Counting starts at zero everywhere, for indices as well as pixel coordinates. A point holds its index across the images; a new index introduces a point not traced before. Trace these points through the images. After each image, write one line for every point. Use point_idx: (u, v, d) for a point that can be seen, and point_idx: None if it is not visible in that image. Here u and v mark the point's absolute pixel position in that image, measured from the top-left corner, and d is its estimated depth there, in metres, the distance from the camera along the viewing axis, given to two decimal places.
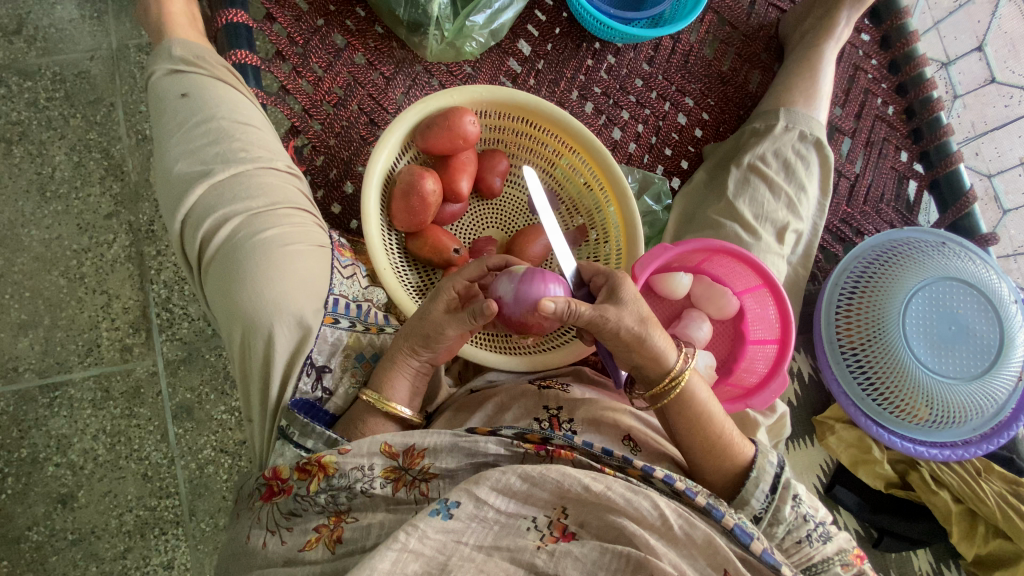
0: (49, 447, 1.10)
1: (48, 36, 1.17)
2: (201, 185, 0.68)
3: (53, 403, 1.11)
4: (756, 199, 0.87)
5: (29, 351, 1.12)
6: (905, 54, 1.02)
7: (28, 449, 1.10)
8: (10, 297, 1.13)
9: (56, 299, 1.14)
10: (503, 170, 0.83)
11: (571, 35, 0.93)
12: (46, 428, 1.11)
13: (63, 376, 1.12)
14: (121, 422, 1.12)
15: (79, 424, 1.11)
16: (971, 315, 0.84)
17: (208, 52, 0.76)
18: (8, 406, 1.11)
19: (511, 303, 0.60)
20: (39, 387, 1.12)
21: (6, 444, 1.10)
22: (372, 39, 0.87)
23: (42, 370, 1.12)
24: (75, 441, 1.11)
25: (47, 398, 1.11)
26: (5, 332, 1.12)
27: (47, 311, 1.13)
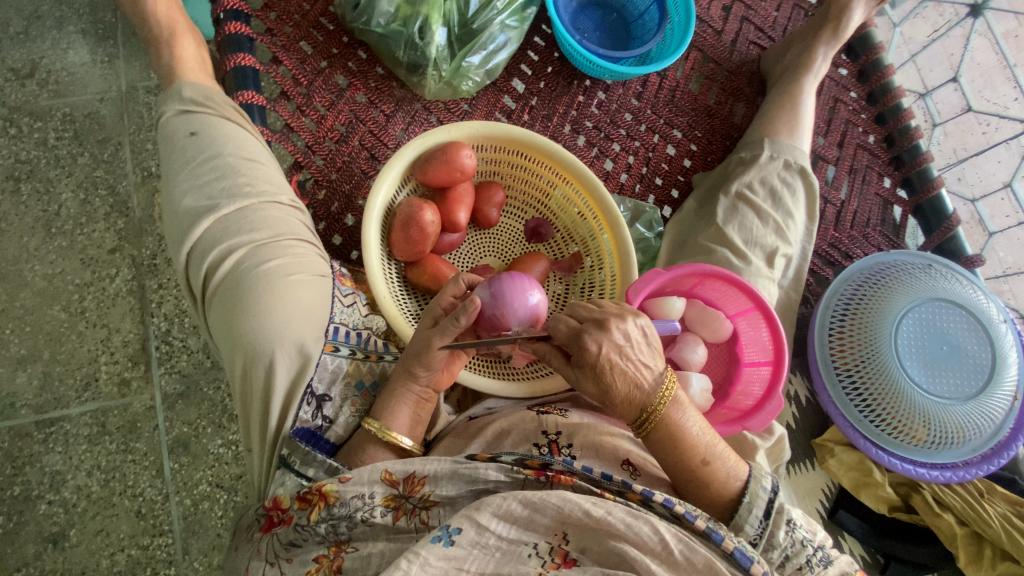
0: (42, 485, 1.09)
1: (60, 79, 1.22)
2: (209, 219, 0.70)
3: (49, 438, 1.11)
4: (744, 225, 0.90)
5: (27, 387, 1.13)
6: (881, 86, 1.07)
7: (21, 487, 1.09)
8: (12, 333, 1.14)
9: (57, 333, 1.15)
10: (500, 201, 0.86)
11: (562, 73, 0.98)
12: (41, 464, 1.10)
13: (60, 412, 1.12)
14: (116, 457, 1.12)
15: (74, 460, 1.11)
16: (962, 335, 0.85)
17: (216, 93, 0.80)
18: (2, 443, 1.10)
19: (491, 299, 0.63)
20: (35, 423, 1.11)
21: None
22: (374, 79, 0.91)
23: (39, 407, 1.12)
24: (69, 478, 1.10)
25: (43, 433, 1.11)
26: (6, 367, 1.13)
27: (47, 345, 1.14)
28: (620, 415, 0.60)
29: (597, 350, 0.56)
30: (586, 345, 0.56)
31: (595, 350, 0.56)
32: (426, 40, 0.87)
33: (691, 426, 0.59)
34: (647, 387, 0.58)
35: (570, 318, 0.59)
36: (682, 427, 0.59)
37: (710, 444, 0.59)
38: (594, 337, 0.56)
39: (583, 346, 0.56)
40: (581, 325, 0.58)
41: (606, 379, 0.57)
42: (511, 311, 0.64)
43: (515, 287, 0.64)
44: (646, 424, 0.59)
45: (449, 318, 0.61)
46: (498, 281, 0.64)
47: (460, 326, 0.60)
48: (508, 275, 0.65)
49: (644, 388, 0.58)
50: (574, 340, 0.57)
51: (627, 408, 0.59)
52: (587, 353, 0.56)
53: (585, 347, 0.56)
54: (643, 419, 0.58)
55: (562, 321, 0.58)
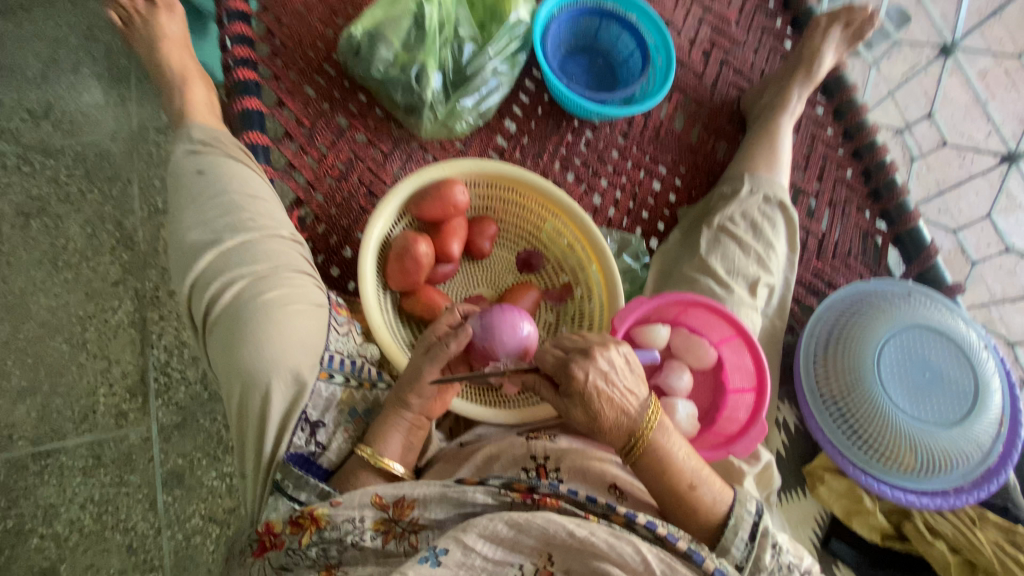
0: (36, 517, 1.12)
1: (73, 119, 1.28)
2: (212, 252, 0.73)
3: (44, 471, 1.14)
4: (727, 256, 0.93)
5: (25, 419, 1.15)
6: (856, 124, 1.12)
7: (14, 520, 1.11)
8: (13, 364, 1.17)
9: (57, 365, 1.18)
10: (492, 234, 0.90)
11: (552, 114, 1.03)
12: (35, 497, 1.12)
13: (57, 444, 1.15)
14: (110, 490, 1.14)
15: (68, 493, 1.13)
16: (943, 361, 0.87)
17: (224, 134, 0.85)
18: None
19: (482, 331, 0.66)
20: (31, 455, 1.14)
21: None
22: (373, 120, 0.97)
23: (35, 439, 1.15)
24: (62, 511, 1.12)
25: (38, 466, 1.14)
26: (5, 399, 1.16)
27: (47, 378, 1.18)
28: (609, 441, 0.62)
29: (584, 377, 0.58)
30: (573, 372, 0.58)
31: (582, 378, 0.58)
32: (422, 84, 0.92)
33: (678, 452, 0.61)
34: (633, 413, 0.60)
35: (556, 348, 0.61)
36: (668, 452, 0.60)
37: (696, 469, 0.60)
38: (581, 366, 0.58)
39: (570, 374, 0.58)
40: (567, 354, 0.60)
41: (596, 407, 0.59)
42: (501, 342, 0.66)
43: (506, 319, 0.66)
44: (634, 448, 0.60)
45: (441, 342, 0.64)
46: (490, 315, 0.66)
47: (449, 353, 0.64)
48: (501, 307, 0.67)
49: (631, 414, 0.60)
50: (562, 371, 0.59)
51: (616, 435, 0.60)
52: (574, 382, 0.58)
53: (573, 375, 0.58)
54: (631, 444, 0.60)
55: (547, 352, 0.60)
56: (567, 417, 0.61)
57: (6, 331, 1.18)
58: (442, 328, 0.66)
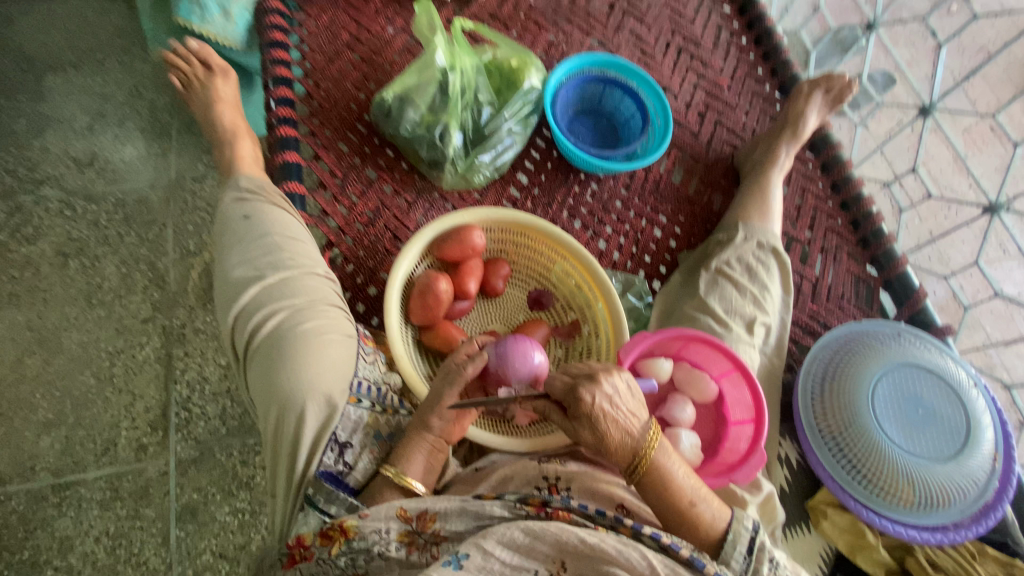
0: (51, 550, 1.15)
1: (115, 169, 1.42)
2: (255, 287, 0.82)
3: (62, 502, 1.18)
4: (724, 297, 1.00)
5: (49, 450, 1.21)
6: (843, 178, 1.21)
7: (30, 551, 1.14)
8: (41, 397, 1.24)
9: (84, 397, 1.25)
10: (505, 274, 0.98)
11: (561, 169, 1.14)
12: (52, 528, 1.16)
13: (77, 475, 1.20)
14: (125, 524, 1.18)
15: (84, 525, 1.17)
16: (935, 398, 0.92)
17: (268, 184, 0.95)
18: (18, 505, 1.17)
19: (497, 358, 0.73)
20: (51, 486, 1.19)
21: (10, 545, 1.14)
22: (399, 173, 1.07)
23: (57, 470, 1.20)
24: (77, 543, 1.16)
25: (57, 497, 1.18)
26: (30, 430, 1.22)
27: (73, 410, 1.24)
28: (614, 461, 0.66)
29: (592, 400, 0.63)
30: (582, 395, 0.64)
31: (588, 401, 0.63)
32: (444, 143, 1.03)
33: (677, 471, 0.65)
34: (636, 434, 0.65)
35: (563, 375, 0.67)
36: (669, 471, 0.64)
37: (695, 488, 0.65)
38: (588, 389, 0.64)
39: (579, 397, 0.64)
40: (575, 379, 0.65)
41: (602, 428, 0.64)
42: (511, 367, 0.73)
43: (517, 348, 0.73)
44: (638, 468, 0.64)
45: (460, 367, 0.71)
46: (503, 344, 0.73)
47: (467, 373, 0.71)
48: (513, 337, 0.74)
49: (634, 435, 0.65)
50: (570, 396, 0.65)
51: (621, 455, 0.65)
52: (581, 405, 0.64)
53: (581, 398, 0.64)
54: (635, 462, 0.64)
55: (557, 379, 0.66)
56: (576, 438, 0.66)
57: (37, 364, 1.26)
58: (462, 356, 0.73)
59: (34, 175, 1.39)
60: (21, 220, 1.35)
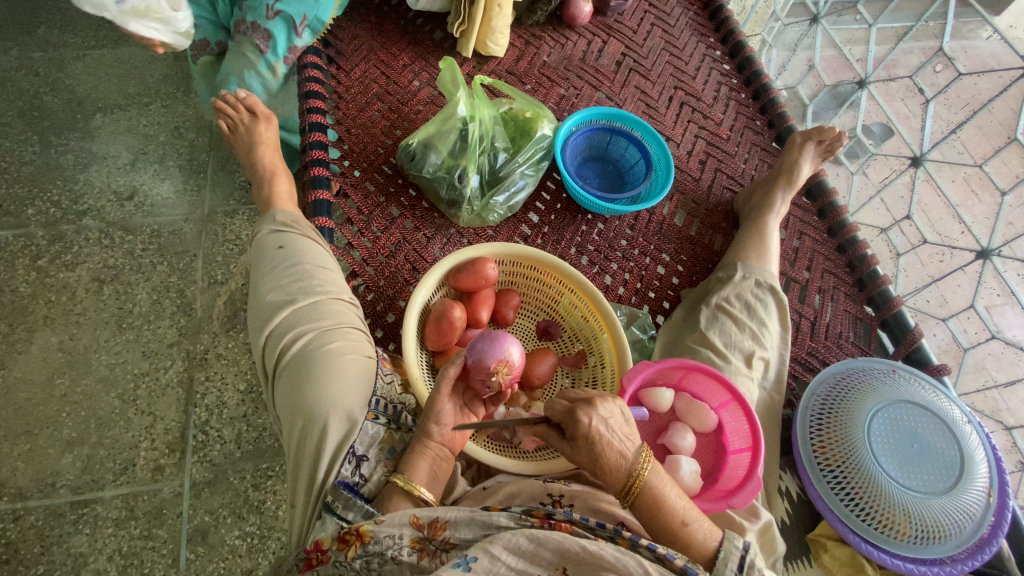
0: (63, 566, 1.18)
1: (153, 203, 1.53)
2: (287, 310, 0.89)
3: (78, 520, 1.22)
4: (724, 331, 1.05)
5: (69, 468, 1.26)
6: (839, 222, 1.28)
7: (44, 567, 1.18)
8: (67, 416, 1.31)
9: (107, 418, 1.32)
10: (516, 304, 1.05)
11: (569, 209, 1.22)
12: (67, 545, 1.20)
13: (95, 493, 1.25)
14: (137, 543, 1.22)
15: (98, 543, 1.21)
16: (930, 433, 0.95)
17: (301, 218, 1.04)
18: (36, 521, 1.21)
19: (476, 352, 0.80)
20: (69, 503, 1.23)
21: (25, 560, 1.18)
22: (419, 210, 1.17)
23: (76, 488, 1.25)
24: (89, 561, 1.19)
25: (74, 514, 1.23)
26: (54, 447, 1.28)
27: (96, 430, 1.31)
28: (609, 484, 0.70)
29: (588, 422, 0.68)
30: (579, 418, 0.68)
31: (585, 423, 0.68)
32: (463, 183, 1.12)
33: (668, 494, 0.69)
34: (630, 456, 0.69)
35: (564, 398, 0.73)
36: (662, 493, 0.68)
37: (687, 508, 0.68)
38: (586, 412, 0.68)
39: (576, 419, 0.68)
40: (574, 403, 0.70)
41: (597, 449, 0.68)
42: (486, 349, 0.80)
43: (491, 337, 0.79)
44: (631, 489, 0.68)
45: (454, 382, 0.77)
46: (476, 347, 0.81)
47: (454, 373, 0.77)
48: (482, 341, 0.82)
49: (628, 457, 0.69)
50: (569, 417, 0.69)
51: (615, 478, 0.69)
52: (578, 426, 0.68)
53: (579, 421, 0.68)
54: (628, 485, 0.68)
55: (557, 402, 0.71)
56: (575, 460, 0.70)
57: (66, 384, 1.34)
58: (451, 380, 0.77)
59: (78, 207, 1.50)
60: (63, 248, 1.46)
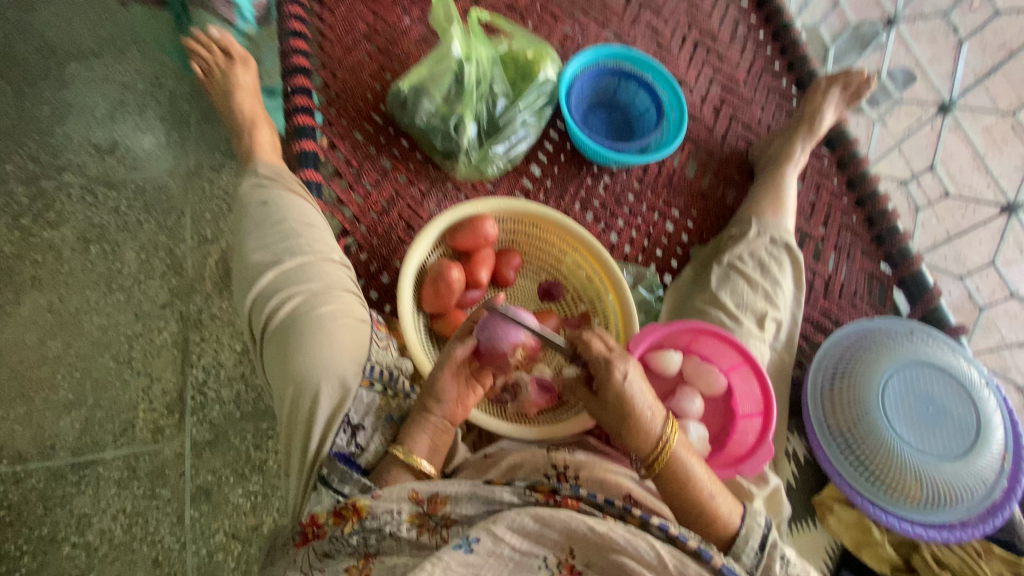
0: (69, 526, 1.19)
1: (136, 157, 1.45)
2: (272, 271, 0.83)
3: (81, 480, 1.22)
4: (736, 291, 0.99)
5: (68, 430, 1.25)
6: (859, 175, 1.21)
7: (49, 527, 1.19)
8: (62, 378, 1.28)
9: (103, 380, 1.29)
10: (517, 265, 0.99)
11: (574, 161, 1.14)
12: (70, 506, 1.20)
13: (95, 455, 1.24)
14: (141, 503, 1.22)
15: (102, 503, 1.21)
16: (946, 397, 0.91)
17: (285, 171, 0.97)
18: (38, 482, 1.21)
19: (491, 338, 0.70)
20: (71, 464, 1.23)
21: (30, 520, 1.19)
22: (413, 163, 1.09)
23: (76, 449, 1.24)
24: (94, 521, 1.20)
25: (76, 475, 1.22)
26: (51, 410, 1.26)
27: (92, 391, 1.28)
28: (634, 451, 0.67)
29: (622, 377, 0.64)
30: (613, 372, 0.64)
31: (619, 377, 0.64)
32: (459, 133, 1.04)
33: (695, 468, 0.66)
34: (660, 422, 0.66)
35: (601, 340, 0.65)
36: (689, 466, 0.66)
37: (711, 482, 0.67)
38: (621, 366, 0.64)
39: (610, 371, 0.64)
40: (611, 351, 0.65)
41: (625, 408, 0.64)
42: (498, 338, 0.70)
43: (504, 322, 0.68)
44: (657, 461, 0.65)
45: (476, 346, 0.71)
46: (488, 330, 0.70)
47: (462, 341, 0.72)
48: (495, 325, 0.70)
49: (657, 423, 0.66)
50: (602, 364, 0.64)
51: (643, 443, 0.65)
52: (611, 375, 0.64)
53: (612, 374, 0.64)
54: (656, 453, 0.65)
55: (592, 342, 0.64)
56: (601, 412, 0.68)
57: (58, 346, 1.30)
58: (455, 337, 0.73)
59: (56, 161, 1.41)
60: (44, 206, 1.39)
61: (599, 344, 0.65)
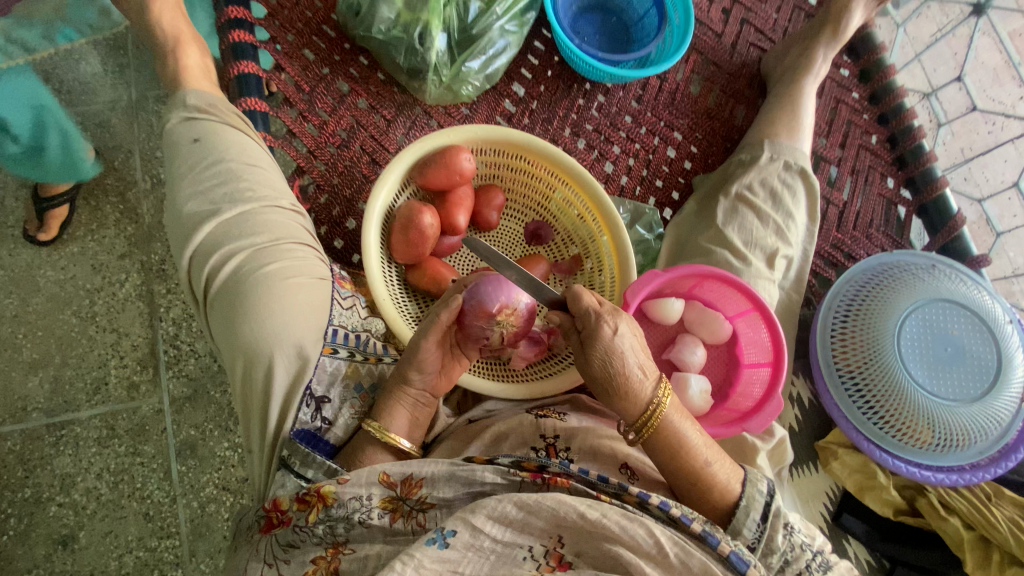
0: (52, 488, 1.09)
1: (71, 87, 1.21)
2: (210, 224, 0.71)
3: (58, 441, 1.11)
4: (744, 227, 0.90)
5: (38, 391, 1.12)
6: (884, 86, 1.05)
7: (31, 490, 1.08)
8: (23, 337, 1.14)
9: (67, 337, 1.15)
10: (500, 204, 0.87)
11: (562, 78, 0.98)
12: (51, 467, 1.09)
13: (69, 415, 1.12)
14: (125, 461, 1.11)
15: (84, 462, 1.10)
16: (966, 336, 0.85)
17: (220, 100, 0.81)
18: (13, 446, 1.10)
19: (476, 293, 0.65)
20: (46, 425, 1.11)
21: (10, 484, 1.08)
22: (374, 84, 0.93)
23: (49, 410, 1.12)
24: (78, 480, 1.09)
25: (53, 437, 1.11)
26: (16, 371, 1.13)
27: (58, 350, 1.14)
28: (621, 415, 0.61)
29: (610, 331, 0.59)
30: (602, 325, 0.59)
31: (609, 332, 0.58)
32: (426, 45, 0.88)
33: (688, 433, 0.61)
34: (651, 383, 0.60)
35: (591, 294, 0.61)
36: (681, 431, 0.60)
37: (708, 448, 0.61)
38: (609, 321, 0.59)
39: (598, 324, 0.59)
40: (600, 305, 0.60)
41: (614, 367, 0.59)
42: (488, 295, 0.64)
43: (496, 278, 0.64)
44: (646, 427, 0.59)
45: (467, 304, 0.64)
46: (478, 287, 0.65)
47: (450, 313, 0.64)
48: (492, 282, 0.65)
49: (649, 384, 0.60)
50: (592, 316, 0.59)
51: (632, 406, 0.59)
52: (600, 328, 0.59)
53: (600, 328, 0.58)
54: (646, 418, 0.59)
55: (585, 295, 0.60)
56: (585, 371, 0.60)
57: (13, 304, 1.15)
58: (441, 300, 0.66)
59: None
60: None
61: (589, 298, 0.60)
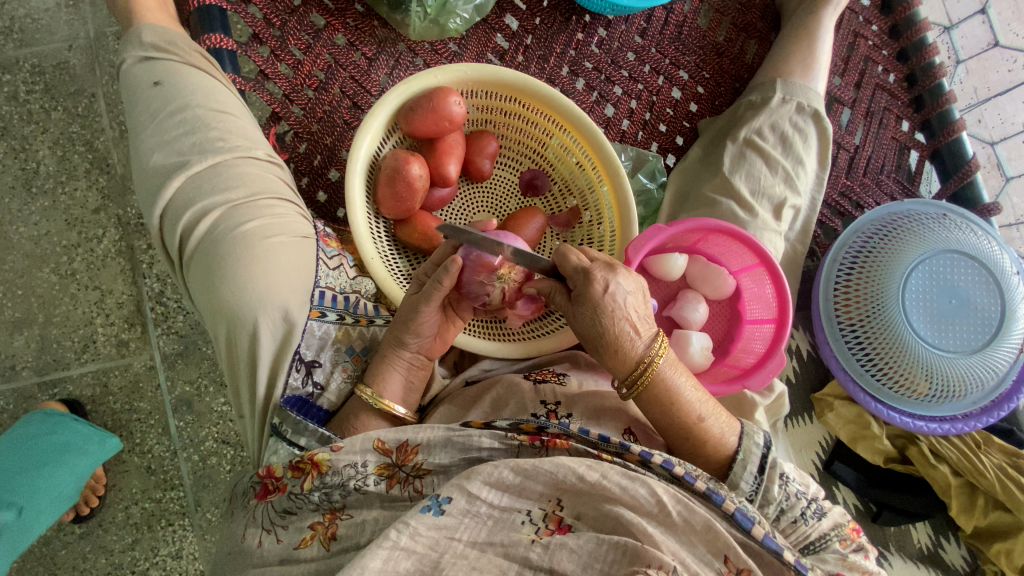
0: None
1: (24, 26, 1.10)
2: (178, 177, 0.65)
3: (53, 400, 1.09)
4: (752, 174, 0.85)
5: (25, 349, 1.09)
6: (906, 19, 0.97)
7: None
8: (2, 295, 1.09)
9: (49, 296, 1.10)
10: (493, 152, 0.81)
11: (559, 9, 0.90)
12: None
13: (61, 373, 1.09)
14: (122, 417, 1.10)
15: None
16: (973, 288, 0.82)
17: (181, 38, 0.73)
18: (7, 405, 1.08)
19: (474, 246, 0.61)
20: (37, 384, 1.09)
21: None
22: (353, 18, 0.84)
23: (40, 368, 1.09)
24: None
25: (47, 395, 1.09)
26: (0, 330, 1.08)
27: (41, 308, 1.09)
28: (614, 372, 0.59)
29: (599, 290, 0.56)
30: (591, 283, 0.56)
31: (599, 291, 0.56)
32: None
33: (683, 387, 0.59)
34: (645, 339, 0.58)
35: (580, 252, 0.58)
36: (675, 387, 0.58)
37: (703, 402, 0.59)
38: (600, 279, 0.56)
39: (587, 282, 0.56)
40: (591, 262, 0.57)
41: (601, 325, 0.57)
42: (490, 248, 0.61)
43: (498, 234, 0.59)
44: (639, 382, 0.57)
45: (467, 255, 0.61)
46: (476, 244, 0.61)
47: (444, 288, 0.59)
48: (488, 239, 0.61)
49: (642, 343, 0.57)
50: (580, 275, 0.57)
51: (621, 362, 0.58)
52: (590, 288, 0.56)
53: (588, 288, 0.56)
54: (639, 372, 0.57)
55: (572, 253, 0.57)
56: (574, 329, 0.59)
57: None
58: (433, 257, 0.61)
59: None
60: None
61: (578, 257, 0.58)
